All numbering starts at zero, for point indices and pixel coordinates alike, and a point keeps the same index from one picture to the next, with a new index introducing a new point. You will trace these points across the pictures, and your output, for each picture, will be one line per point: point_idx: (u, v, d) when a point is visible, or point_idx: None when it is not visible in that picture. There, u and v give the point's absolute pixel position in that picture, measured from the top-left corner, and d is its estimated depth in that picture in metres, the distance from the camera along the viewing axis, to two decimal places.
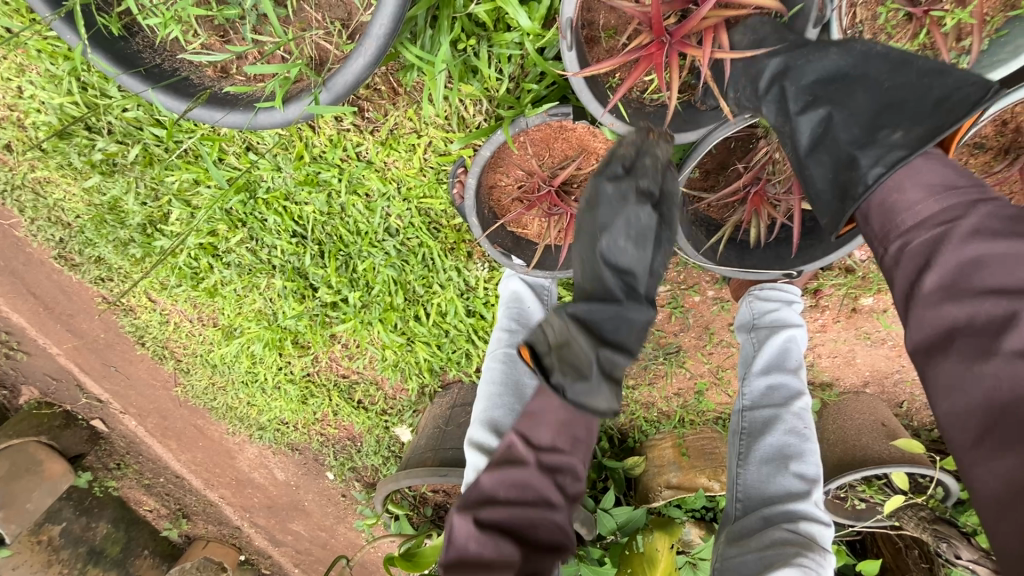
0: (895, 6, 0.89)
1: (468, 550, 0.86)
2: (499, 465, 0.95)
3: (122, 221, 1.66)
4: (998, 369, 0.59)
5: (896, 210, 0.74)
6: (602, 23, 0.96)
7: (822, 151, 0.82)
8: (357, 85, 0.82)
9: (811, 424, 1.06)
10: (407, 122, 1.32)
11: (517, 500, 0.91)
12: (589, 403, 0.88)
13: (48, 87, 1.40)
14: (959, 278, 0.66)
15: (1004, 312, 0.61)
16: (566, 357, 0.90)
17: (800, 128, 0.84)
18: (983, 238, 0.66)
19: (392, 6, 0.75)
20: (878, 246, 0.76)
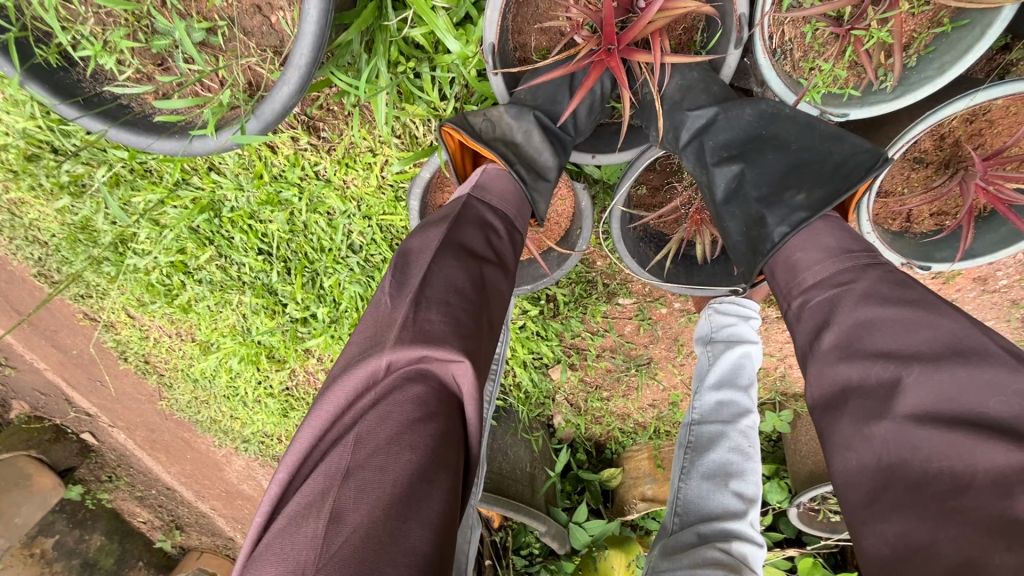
0: (820, 24, 0.87)
1: (450, 287, 0.77)
2: (472, 225, 0.86)
3: (95, 239, 1.69)
4: (883, 429, 0.63)
5: (799, 266, 0.79)
6: (535, 45, 0.96)
7: (734, 201, 0.88)
8: (286, 112, 0.83)
9: (756, 443, 1.04)
10: (362, 141, 1.33)
11: (483, 258, 0.84)
12: (538, 203, 0.97)
13: (11, 111, 1.41)
14: (853, 339, 0.70)
15: (888, 376, 0.65)
16: (522, 157, 0.96)
17: (716, 178, 0.89)
18: (874, 302, 0.69)
19: (310, 35, 0.75)
20: (783, 297, 0.82)
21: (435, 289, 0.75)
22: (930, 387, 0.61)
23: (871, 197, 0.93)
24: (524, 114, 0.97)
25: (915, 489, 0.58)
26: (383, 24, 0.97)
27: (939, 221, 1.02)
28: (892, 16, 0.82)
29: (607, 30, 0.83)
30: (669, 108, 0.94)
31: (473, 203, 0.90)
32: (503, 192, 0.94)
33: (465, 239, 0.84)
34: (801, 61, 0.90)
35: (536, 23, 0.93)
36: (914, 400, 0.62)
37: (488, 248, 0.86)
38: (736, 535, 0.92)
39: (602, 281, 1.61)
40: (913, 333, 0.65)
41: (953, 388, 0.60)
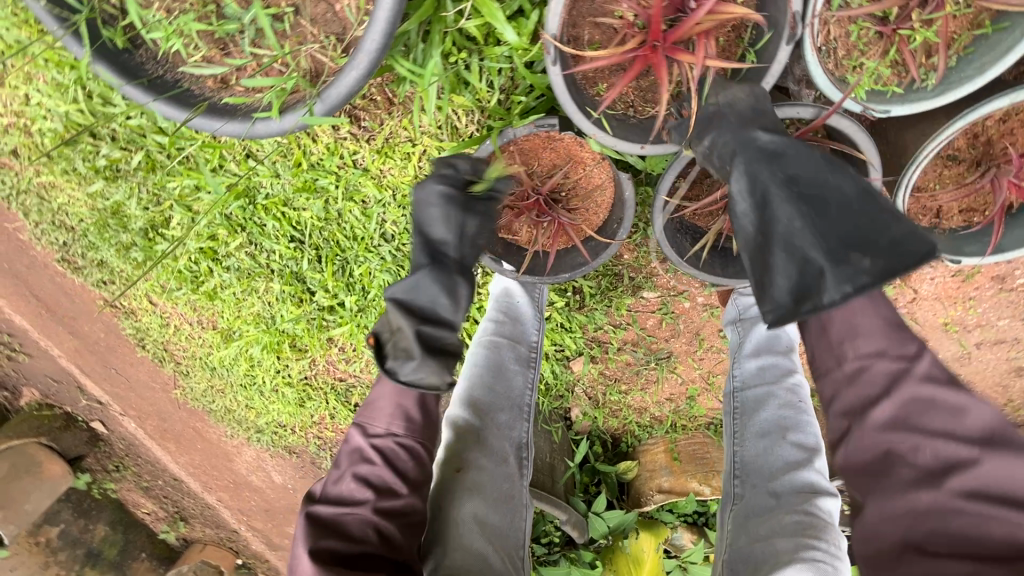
0: (866, 24, 0.90)
1: (324, 525, 0.88)
2: (344, 464, 0.97)
3: (124, 225, 1.70)
4: (932, 497, 0.73)
5: (844, 333, 0.88)
6: (587, 38, 0.95)
7: (782, 247, 0.79)
8: (351, 97, 0.86)
9: (806, 398, 1.10)
10: (402, 131, 1.35)
11: (351, 500, 0.91)
12: (424, 381, 0.89)
13: (54, 95, 1.44)
14: (909, 412, 0.79)
15: (948, 454, 0.75)
16: (394, 341, 0.91)
17: (766, 216, 0.82)
18: (932, 385, 0.80)
19: (383, 22, 0.78)
20: (832, 356, 0.89)
21: (298, 555, 0.85)
22: (982, 472, 0.73)
23: (904, 190, 0.96)
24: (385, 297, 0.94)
25: (958, 548, 0.70)
26: (441, 15, 1.00)
27: (968, 218, 1.04)
28: (939, 17, 0.86)
29: (654, 28, 0.85)
30: (737, 131, 0.88)
31: (353, 440, 0.98)
32: (381, 407, 0.99)
33: (339, 489, 0.93)
34: (844, 60, 0.91)
35: (591, 17, 0.94)
36: (967, 476, 0.73)
37: (358, 481, 0.93)
38: (812, 490, 0.95)
39: (628, 274, 1.65)
40: (967, 418, 0.77)
41: (1003, 473, 0.72)
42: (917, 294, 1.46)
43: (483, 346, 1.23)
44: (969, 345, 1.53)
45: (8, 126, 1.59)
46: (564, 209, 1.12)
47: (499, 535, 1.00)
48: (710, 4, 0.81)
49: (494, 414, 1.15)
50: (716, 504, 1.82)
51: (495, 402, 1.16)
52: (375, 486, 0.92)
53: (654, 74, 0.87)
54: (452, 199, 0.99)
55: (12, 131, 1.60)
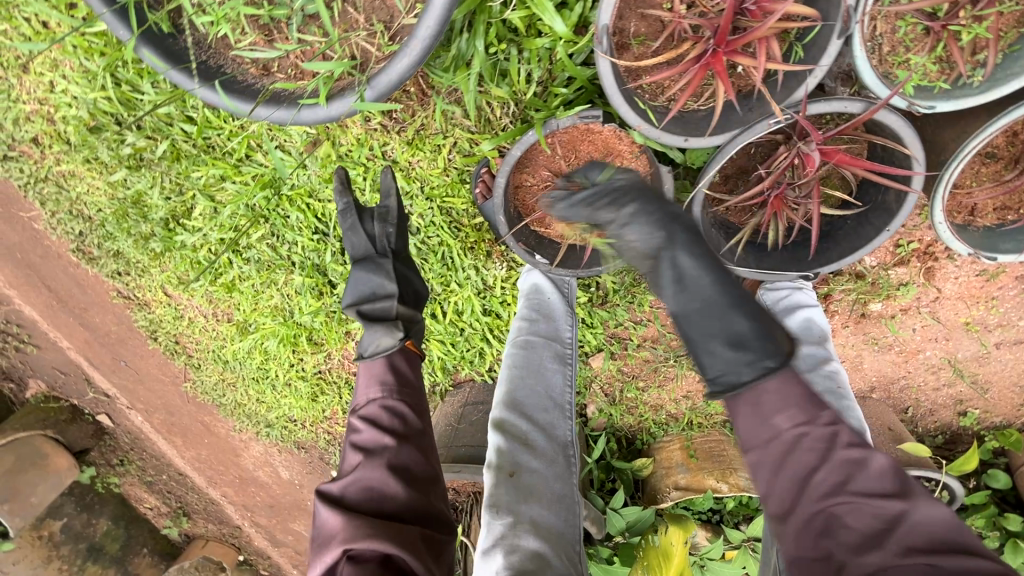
0: (913, 20, 0.90)
1: (336, 495, 0.91)
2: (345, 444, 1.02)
3: (144, 215, 1.69)
4: (880, 560, 0.69)
5: (773, 406, 0.80)
6: (632, 31, 0.96)
7: (718, 314, 0.85)
8: (401, 83, 0.86)
9: (845, 383, 1.17)
10: (434, 123, 1.35)
11: (354, 464, 0.95)
12: (382, 346, 1.11)
13: (82, 82, 1.44)
14: (846, 477, 0.76)
15: (888, 514, 0.72)
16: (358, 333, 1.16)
17: (696, 285, 0.87)
18: (856, 446, 0.78)
19: (438, 8, 0.79)
20: (764, 428, 0.80)
21: (318, 525, 0.89)
22: (919, 527, 0.70)
23: (946, 187, 0.97)
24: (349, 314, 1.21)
25: None
26: (486, 5, 1.01)
27: (1001, 216, 1.06)
28: (991, 11, 0.85)
29: (721, 33, 0.85)
30: (657, 204, 0.96)
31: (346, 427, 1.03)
32: (364, 387, 1.07)
33: (342, 467, 0.98)
34: (889, 55, 0.92)
35: (638, 9, 0.94)
36: (907, 535, 0.70)
37: (358, 450, 0.97)
38: None
39: None
40: (886, 475, 0.76)
41: (935, 526, 0.71)
42: (940, 293, 1.48)
43: (520, 346, 1.23)
44: (989, 344, 1.56)
45: (30, 112, 1.59)
46: None
47: (557, 535, 1.02)
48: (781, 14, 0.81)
49: (537, 413, 1.17)
50: (732, 501, 1.82)
51: (536, 403, 1.18)
52: (371, 448, 0.96)
53: (717, 82, 0.88)
54: (349, 209, 1.28)
55: (34, 119, 1.59)
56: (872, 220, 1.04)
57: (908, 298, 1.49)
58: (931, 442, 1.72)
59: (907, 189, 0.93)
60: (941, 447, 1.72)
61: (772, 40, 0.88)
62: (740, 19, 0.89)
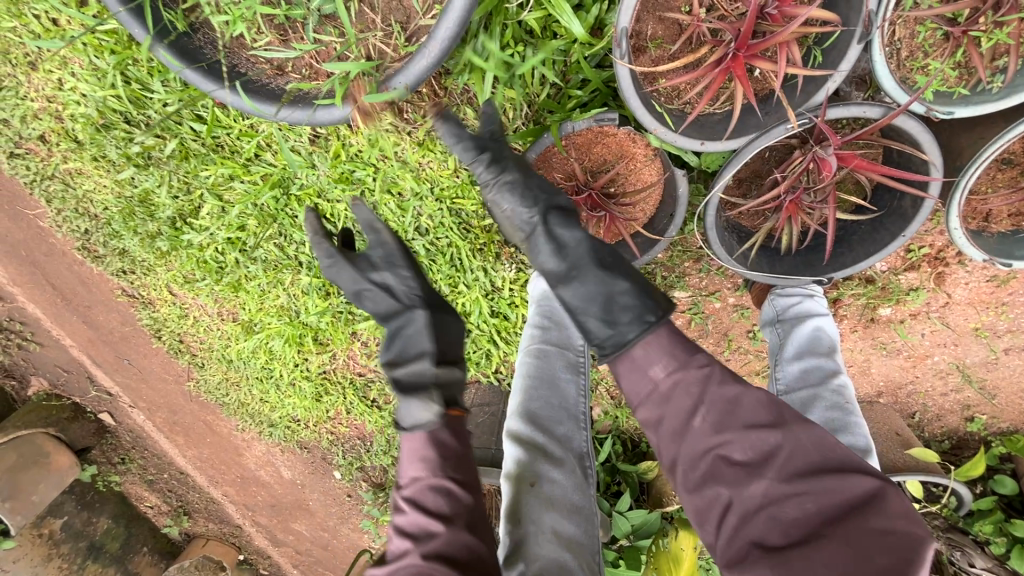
0: (933, 26, 0.90)
1: None
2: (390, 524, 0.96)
3: (151, 214, 1.68)
4: (764, 489, 0.72)
5: (646, 360, 0.83)
6: (650, 33, 0.96)
7: (590, 275, 0.92)
8: (418, 84, 0.85)
9: (852, 397, 1.15)
10: (445, 124, 1.35)
11: (398, 553, 0.89)
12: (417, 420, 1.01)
13: (91, 80, 1.44)
14: (725, 414, 0.78)
15: (763, 444, 0.74)
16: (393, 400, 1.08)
17: (571, 252, 0.96)
18: (731, 381, 0.80)
19: (458, 10, 0.78)
20: (644, 381, 0.84)
21: None
22: (796, 449, 0.73)
23: (962, 192, 0.96)
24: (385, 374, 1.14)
25: (806, 534, 0.68)
26: (503, 6, 1.01)
27: (1016, 222, 1.05)
28: (1012, 18, 0.85)
29: (742, 37, 0.85)
30: (527, 179, 1.04)
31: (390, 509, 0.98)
32: (404, 460, 0.99)
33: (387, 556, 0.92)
34: (907, 60, 0.92)
35: (655, 12, 0.94)
36: (784, 459, 0.73)
37: (402, 537, 0.91)
38: None
39: (661, 273, 1.62)
40: (762, 403, 0.78)
41: (813, 446, 0.73)
42: (950, 298, 1.48)
43: (533, 356, 1.23)
44: (997, 349, 1.55)
45: (38, 110, 1.58)
46: (618, 203, 1.10)
47: (576, 545, 1.03)
48: (803, 18, 0.81)
49: (554, 426, 1.17)
50: None
51: (551, 414, 1.18)
52: (414, 535, 0.90)
53: (738, 85, 0.88)
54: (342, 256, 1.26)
55: (42, 116, 1.59)
56: (887, 225, 1.04)
57: (917, 303, 1.48)
58: (937, 447, 1.72)
59: (924, 195, 0.92)
60: (948, 452, 1.72)
61: (792, 45, 0.88)
62: (760, 24, 0.89)
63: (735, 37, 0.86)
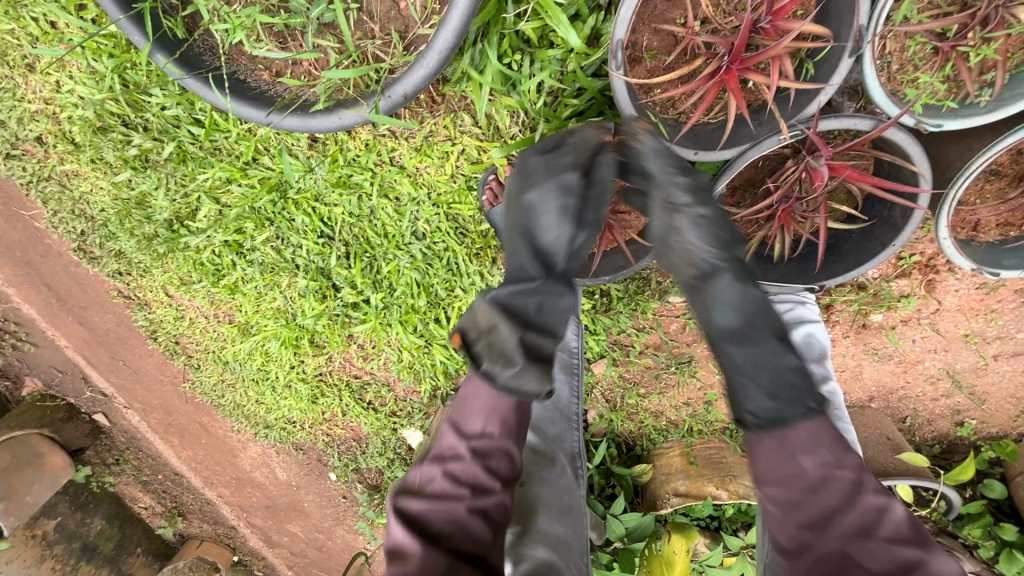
0: (923, 40, 0.90)
1: (417, 518, 0.87)
2: (436, 456, 0.97)
3: (149, 216, 1.69)
4: None
5: (802, 444, 0.87)
6: (646, 44, 0.97)
7: (764, 342, 0.91)
8: (414, 95, 0.86)
9: (839, 405, 1.25)
10: (442, 130, 1.35)
11: (447, 487, 0.91)
12: (521, 387, 0.90)
13: (90, 83, 1.45)
14: (871, 523, 0.84)
15: (906, 560, 0.80)
16: (494, 344, 0.92)
17: (751, 310, 0.93)
18: (877, 493, 0.87)
19: (456, 22, 0.80)
20: (790, 464, 0.88)
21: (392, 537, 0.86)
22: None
23: (950, 204, 0.98)
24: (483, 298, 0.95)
25: None
26: (500, 17, 1.03)
27: (1004, 231, 1.07)
28: (999, 35, 0.87)
29: (735, 51, 0.87)
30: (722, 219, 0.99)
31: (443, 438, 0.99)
32: (473, 406, 0.97)
33: (428, 479, 0.94)
34: (898, 74, 0.92)
35: (651, 23, 0.95)
36: None
37: (455, 473, 0.92)
38: None
39: (655, 279, 1.66)
40: (903, 522, 0.84)
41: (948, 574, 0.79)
42: (939, 305, 1.50)
43: None
44: (987, 355, 1.57)
45: (35, 111, 1.58)
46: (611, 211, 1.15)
47: (563, 546, 1.09)
48: (795, 33, 0.83)
49: (546, 427, 1.23)
50: (730, 508, 1.83)
51: (546, 417, 1.23)
52: (468, 480, 0.91)
53: (731, 97, 0.89)
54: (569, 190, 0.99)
55: (39, 118, 1.58)
56: (878, 235, 1.06)
57: (909, 310, 1.50)
58: (928, 452, 1.74)
59: (914, 207, 0.94)
60: (937, 456, 1.74)
61: (785, 59, 0.90)
62: (754, 37, 0.90)
63: (729, 51, 0.87)
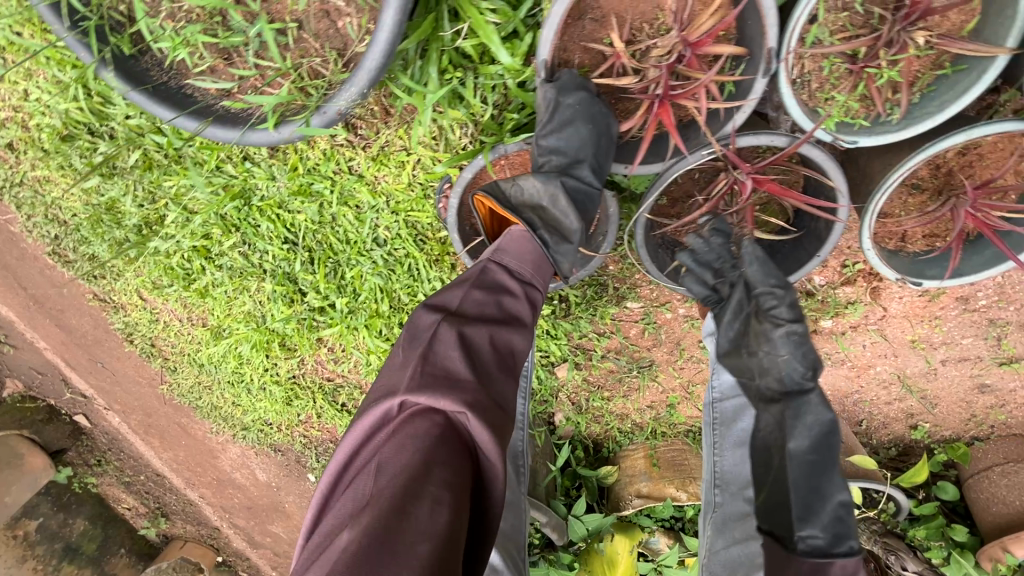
0: (837, 60, 0.95)
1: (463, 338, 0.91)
2: (481, 284, 0.99)
3: (119, 221, 1.72)
4: None
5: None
6: (577, 62, 1.04)
7: (829, 474, 0.95)
8: (347, 111, 0.90)
9: None
10: (398, 141, 1.41)
11: (493, 320, 0.96)
12: (562, 262, 1.07)
13: (54, 92, 1.48)
14: None
15: None
16: (546, 221, 1.06)
17: (821, 443, 0.97)
18: None
19: (384, 42, 0.83)
20: None
21: (435, 351, 0.88)
22: None
23: (871, 216, 1.03)
24: (551, 180, 1.04)
25: None
26: (438, 34, 1.07)
27: (930, 242, 1.11)
28: (902, 57, 0.91)
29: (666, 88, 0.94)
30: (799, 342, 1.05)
31: (488, 268, 1.01)
32: (522, 254, 1.03)
33: (474, 305, 0.96)
34: (818, 92, 0.97)
35: (581, 42, 1.02)
36: None
37: (501, 309, 0.98)
38: None
39: (612, 284, 1.71)
40: None
41: None
42: (886, 311, 1.54)
43: None
44: (935, 361, 1.61)
45: (5, 119, 1.61)
46: None
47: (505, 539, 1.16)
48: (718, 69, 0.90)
49: None
50: (692, 510, 1.86)
51: None
52: (509, 322, 0.98)
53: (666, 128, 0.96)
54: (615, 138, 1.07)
55: (10, 125, 1.62)
56: (806, 246, 1.11)
57: (856, 316, 1.55)
58: (884, 454, 1.78)
59: (832, 219, 0.99)
60: (893, 458, 1.78)
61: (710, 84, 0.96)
62: (678, 66, 0.96)
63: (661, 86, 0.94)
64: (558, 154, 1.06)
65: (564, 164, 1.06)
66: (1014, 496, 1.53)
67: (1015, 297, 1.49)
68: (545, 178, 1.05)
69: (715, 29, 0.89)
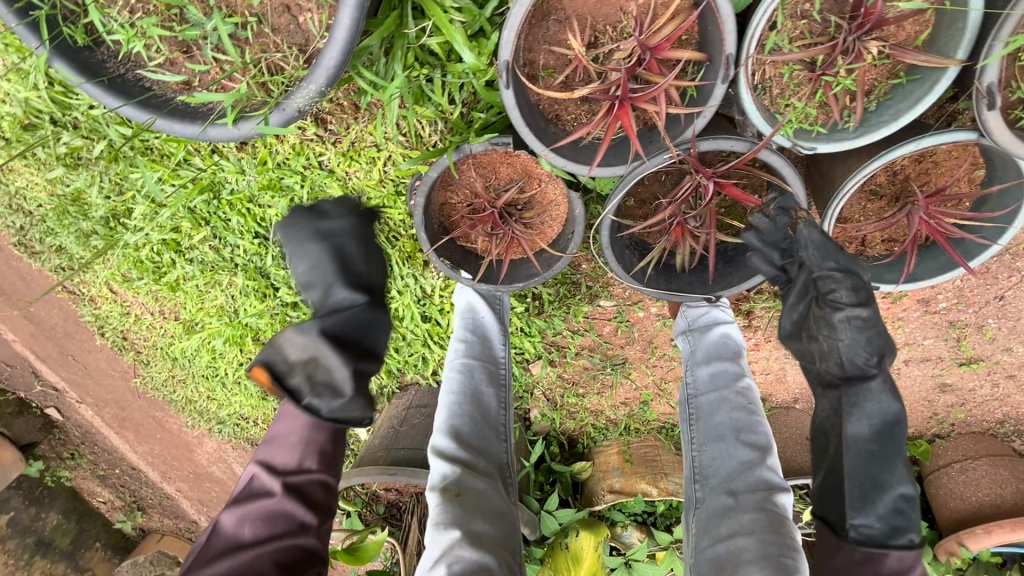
0: (796, 68, 0.98)
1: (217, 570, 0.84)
2: (239, 502, 0.92)
3: (85, 213, 1.67)
4: None
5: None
6: (543, 63, 1.05)
7: (891, 469, 1.04)
8: (305, 108, 0.92)
9: (753, 399, 1.27)
10: (368, 136, 1.41)
11: (255, 529, 0.89)
12: (345, 416, 0.98)
13: (13, 80, 1.42)
14: None
15: None
16: (318, 381, 0.97)
17: (885, 438, 1.05)
18: None
19: (341, 42, 0.84)
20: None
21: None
22: None
23: (831, 221, 1.08)
24: (304, 330, 1.00)
25: None
26: (403, 32, 1.08)
27: (889, 246, 1.16)
28: (858, 66, 0.93)
29: (626, 90, 0.94)
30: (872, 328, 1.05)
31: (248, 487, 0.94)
32: (289, 435, 0.96)
33: (236, 529, 0.90)
34: (779, 97, 1.00)
35: (546, 44, 1.03)
36: None
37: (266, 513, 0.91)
38: (771, 489, 1.12)
39: (585, 283, 1.73)
40: None
41: None
42: None
43: (457, 371, 1.32)
44: (898, 361, 1.65)
45: None
46: (517, 221, 1.19)
47: (497, 543, 1.10)
48: (675, 73, 0.90)
49: (476, 444, 1.25)
50: (664, 504, 1.89)
51: (473, 430, 1.26)
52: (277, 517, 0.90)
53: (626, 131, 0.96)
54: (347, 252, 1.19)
55: None
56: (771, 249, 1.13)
57: None
58: None
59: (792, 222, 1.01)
60: None
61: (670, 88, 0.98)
62: (639, 70, 0.97)
63: (620, 89, 0.94)
64: (326, 283, 1.15)
65: (323, 299, 1.13)
66: (971, 492, 1.58)
67: (974, 299, 1.54)
68: (301, 328, 1.00)
69: (675, 32, 0.90)
